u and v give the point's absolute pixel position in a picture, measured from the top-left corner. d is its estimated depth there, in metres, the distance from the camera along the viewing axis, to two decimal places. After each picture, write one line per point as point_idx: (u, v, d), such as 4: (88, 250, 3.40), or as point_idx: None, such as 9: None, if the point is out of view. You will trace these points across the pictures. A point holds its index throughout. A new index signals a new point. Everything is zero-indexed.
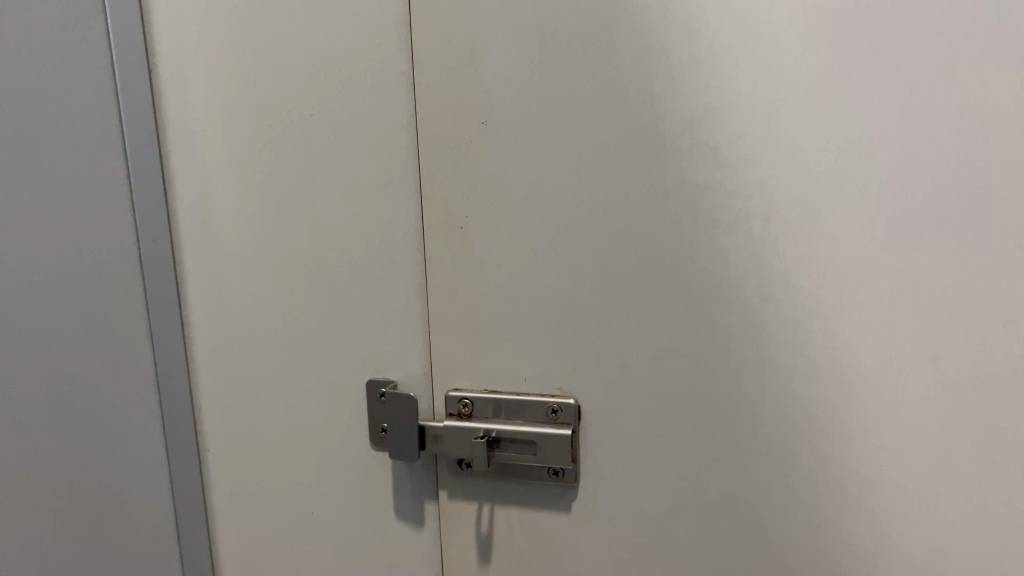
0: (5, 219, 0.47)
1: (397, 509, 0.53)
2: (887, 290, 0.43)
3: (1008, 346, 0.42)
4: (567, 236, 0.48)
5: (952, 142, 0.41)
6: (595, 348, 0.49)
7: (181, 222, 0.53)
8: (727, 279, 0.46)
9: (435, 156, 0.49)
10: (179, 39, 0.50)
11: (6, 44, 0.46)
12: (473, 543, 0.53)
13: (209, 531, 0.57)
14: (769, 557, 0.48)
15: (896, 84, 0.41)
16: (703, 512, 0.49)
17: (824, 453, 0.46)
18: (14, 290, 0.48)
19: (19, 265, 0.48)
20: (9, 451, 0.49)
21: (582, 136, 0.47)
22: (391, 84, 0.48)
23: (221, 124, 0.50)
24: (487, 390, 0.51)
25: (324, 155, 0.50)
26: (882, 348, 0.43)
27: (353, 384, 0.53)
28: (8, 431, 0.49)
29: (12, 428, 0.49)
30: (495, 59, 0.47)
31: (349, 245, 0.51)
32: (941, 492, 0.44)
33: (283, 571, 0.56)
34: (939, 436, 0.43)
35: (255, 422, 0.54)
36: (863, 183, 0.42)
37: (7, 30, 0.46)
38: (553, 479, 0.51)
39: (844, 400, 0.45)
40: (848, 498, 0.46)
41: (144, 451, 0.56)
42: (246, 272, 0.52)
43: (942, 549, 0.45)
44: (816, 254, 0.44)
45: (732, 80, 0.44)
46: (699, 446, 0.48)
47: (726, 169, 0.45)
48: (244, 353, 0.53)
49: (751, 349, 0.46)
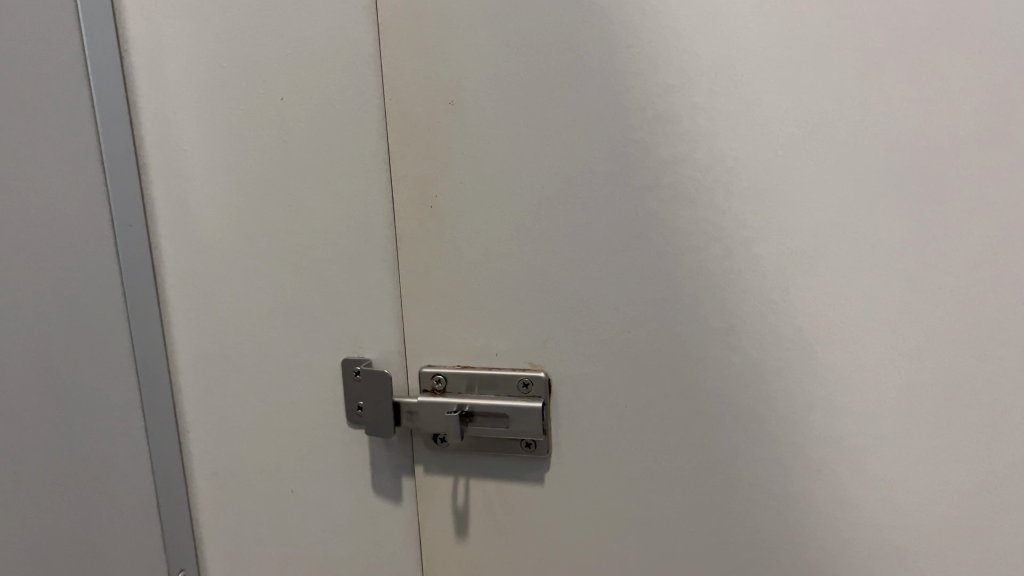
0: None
1: (376, 483, 0.54)
2: (845, 258, 0.44)
3: (960, 311, 0.43)
4: (536, 214, 0.47)
5: (906, 115, 0.41)
6: (566, 323, 0.49)
7: (156, 206, 0.54)
8: (691, 253, 0.46)
9: (405, 136, 0.48)
10: (151, 26, 0.51)
11: None
12: (449, 514, 0.54)
13: (190, 505, 0.59)
14: (735, 522, 0.49)
15: (852, 59, 0.41)
16: (673, 482, 0.49)
17: (789, 419, 0.47)
18: (9, 282, 0.47)
19: (11, 254, 0.47)
20: (9, 449, 0.48)
21: (550, 114, 0.46)
22: (359, 65, 0.48)
23: (194, 109, 0.51)
24: (460, 366, 0.51)
25: (295, 137, 0.50)
26: (843, 316, 0.44)
27: (329, 362, 0.53)
28: (7, 428, 0.47)
29: (11, 425, 0.48)
30: (463, 38, 0.46)
31: (322, 226, 0.51)
32: (902, 454, 0.45)
33: (266, 544, 0.58)
34: (898, 399, 0.45)
35: (235, 400, 0.56)
36: (820, 154, 0.43)
37: None
38: (525, 451, 0.51)
39: (806, 368, 0.46)
40: (812, 462, 0.47)
41: (129, 446, 0.54)
42: (223, 254, 0.53)
43: (903, 508, 0.46)
44: (776, 226, 0.44)
45: (691, 56, 0.43)
46: (668, 417, 0.48)
47: (689, 143, 0.44)
48: (226, 333, 0.55)
49: (716, 317, 0.46)
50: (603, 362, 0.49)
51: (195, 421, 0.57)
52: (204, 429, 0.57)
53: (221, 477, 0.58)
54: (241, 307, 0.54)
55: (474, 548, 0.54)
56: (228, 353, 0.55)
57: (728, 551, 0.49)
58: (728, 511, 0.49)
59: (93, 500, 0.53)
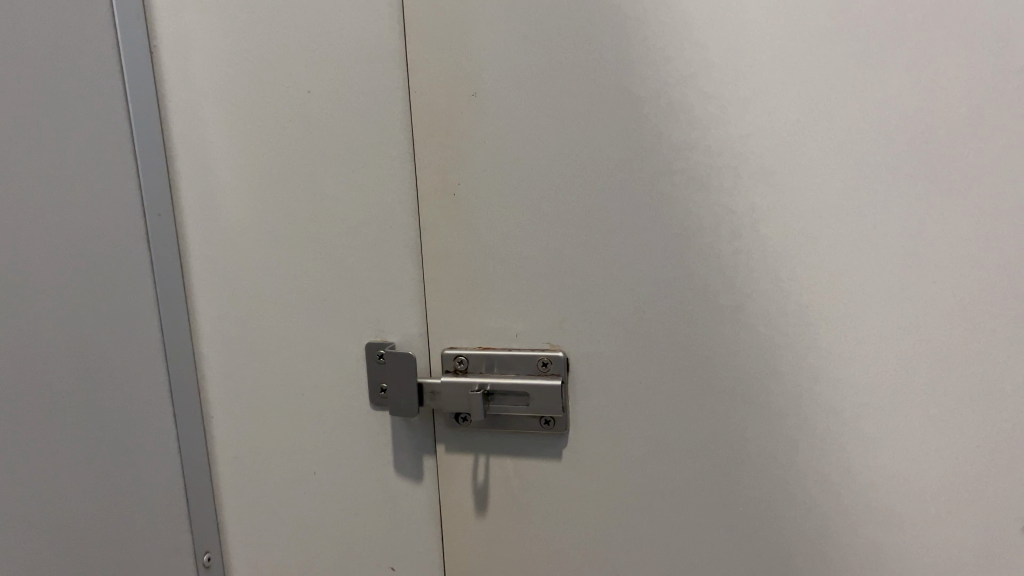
0: (50, 202, 0.48)
1: (397, 462, 0.57)
2: (846, 236, 0.47)
3: (954, 285, 0.46)
4: (554, 198, 0.50)
5: (903, 99, 0.44)
6: (583, 302, 0.51)
7: (184, 197, 0.56)
8: (702, 235, 0.48)
9: (428, 126, 0.50)
10: (180, 23, 0.53)
11: (34, 23, 0.46)
12: (469, 493, 0.56)
13: (213, 489, 0.61)
14: (744, 492, 0.51)
15: (851, 50, 0.44)
16: (684, 454, 0.52)
17: (794, 391, 0.49)
18: (61, 271, 0.48)
19: (60, 247, 0.48)
20: (61, 436, 0.49)
21: (566, 103, 0.48)
22: (384, 59, 0.50)
23: (222, 102, 0.53)
24: (481, 347, 0.53)
25: (321, 129, 0.52)
26: (843, 291, 0.47)
27: (353, 346, 0.55)
28: (59, 417, 0.49)
29: (61, 414, 0.49)
30: (485, 33, 0.48)
31: (347, 213, 0.53)
32: (900, 422, 0.48)
33: (287, 524, 0.60)
34: (896, 371, 0.48)
35: (258, 385, 0.58)
36: (822, 139, 0.46)
37: (35, 9, 0.46)
38: (543, 428, 0.53)
39: (810, 342, 0.48)
40: (816, 430, 0.50)
41: (158, 428, 0.56)
42: (248, 241, 0.55)
43: (902, 474, 0.49)
44: (781, 208, 0.47)
45: (702, 48, 0.46)
46: (681, 391, 0.51)
47: (699, 131, 0.47)
48: (250, 320, 0.57)
49: (725, 296, 0.49)
50: (617, 340, 0.51)
51: (220, 406, 0.59)
52: (227, 413, 0.59)
53: (244, 461, 0.59)
54: (265, 293, 0.56)
55: (492, 525, 0.56)
56: (252, 338, 0.57)
57: (735, 519, 0.52)
58: (737, 481, 0.51)
59: (125, 484, 0.54)
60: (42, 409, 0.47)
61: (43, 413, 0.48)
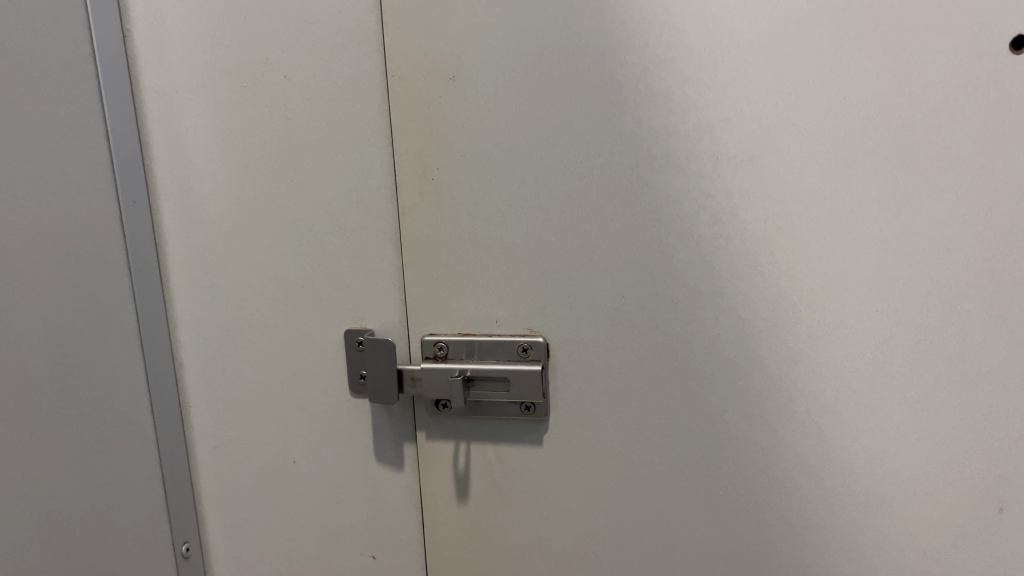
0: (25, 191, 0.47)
1: (378, 450, 0.56)
2: (824, 220, 0.47)
3: (931, 268, 0.46)
4: (533, 183, 0.50)
5: (882, 84, 0.44)
6: (564, 287, 0.51)
7: (159, 185, 0.55)
8: (682, 220, 0.48)
9: (406, 111, 0.50)
10: (153, 8, 0.52)
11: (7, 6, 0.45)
12: (450, 480, 0.56)
13: (192, 476, 0.61)
14: (724, 476, 0.52)
15: (830, 35, 0.44)
16: (664, 439, 0.52)
17: (773, 375, 0.50)
18: (37, 259, 0.48)
19: (34, 236, 0.47)
20: (38, 427, 0.48)
21: (546, 87, 0.48)
22: (362, 43, 0.49)
23: (198, 87, 0.53)
24: (461, 333, 0.53)
25: (298, 114, 0.52)
26: (820, 275, 0.47)
27: (333, 334, 0.55)
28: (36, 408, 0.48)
29: (38, 406, 0.48)
30: (464, 17, 0.48)
31: (326, 200, 0.53)
32: (878, 405, 0.49)
33: (268, 512, 0.60)
34: (874, 354, 0.48)
35: (237, 373, 0.57)
36: (800, 124, 0.46)
37: None
38: (524, 415, 0.53)
39: (789, 326, 0.49)
40: (796, 414, 0.50)
41: (136, 418, 0.56)
42: (227, 229, 0.55)
43: (880, 456, 0.49)
44: (759, 193, 0.47)
45: (680, 33, 0.46)
46: (661, 377, 0.51)
47: (678, 115, 0.47)
48: (228, 308, 0.56)
49: (705, 281, 0.49)
50: (598, 325, 0.51)
51: (199, 395, 0.59)
52: (207, 403, 0.59)
53: (224, 449, 0.59)
54: (244, 280, 0.55)
55: (473, 511, 0.56)
56: (231, 326, 0.56)
57: (716, 504, 0.52)
58: (717, 466, 0.52)
59: (103, 476, 0.53)
60: (18, 400, 0.47)
61: (21, 408, 0.47)
